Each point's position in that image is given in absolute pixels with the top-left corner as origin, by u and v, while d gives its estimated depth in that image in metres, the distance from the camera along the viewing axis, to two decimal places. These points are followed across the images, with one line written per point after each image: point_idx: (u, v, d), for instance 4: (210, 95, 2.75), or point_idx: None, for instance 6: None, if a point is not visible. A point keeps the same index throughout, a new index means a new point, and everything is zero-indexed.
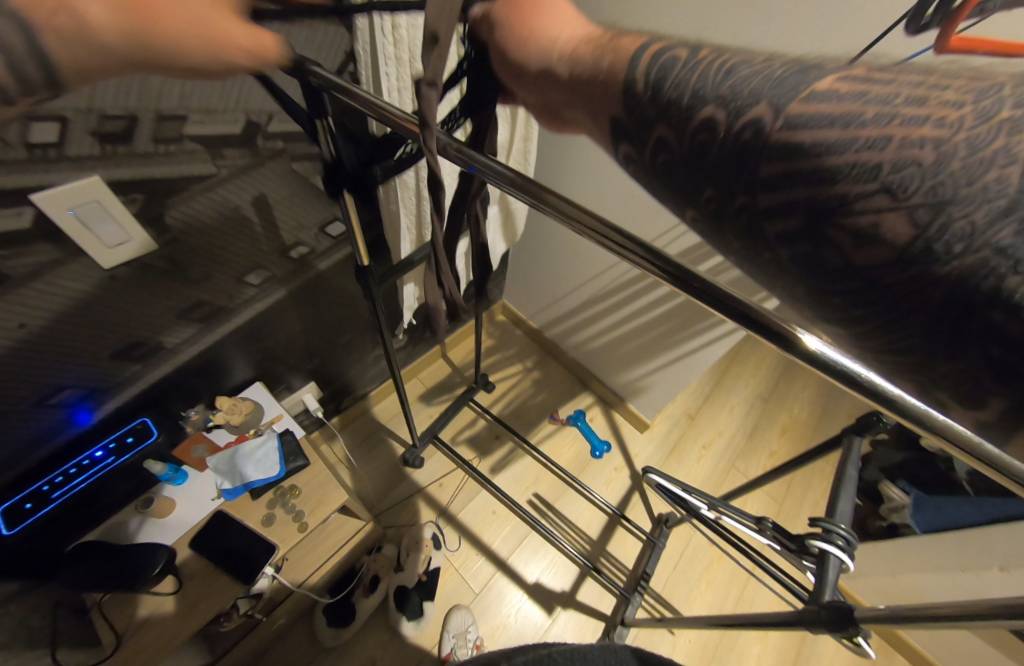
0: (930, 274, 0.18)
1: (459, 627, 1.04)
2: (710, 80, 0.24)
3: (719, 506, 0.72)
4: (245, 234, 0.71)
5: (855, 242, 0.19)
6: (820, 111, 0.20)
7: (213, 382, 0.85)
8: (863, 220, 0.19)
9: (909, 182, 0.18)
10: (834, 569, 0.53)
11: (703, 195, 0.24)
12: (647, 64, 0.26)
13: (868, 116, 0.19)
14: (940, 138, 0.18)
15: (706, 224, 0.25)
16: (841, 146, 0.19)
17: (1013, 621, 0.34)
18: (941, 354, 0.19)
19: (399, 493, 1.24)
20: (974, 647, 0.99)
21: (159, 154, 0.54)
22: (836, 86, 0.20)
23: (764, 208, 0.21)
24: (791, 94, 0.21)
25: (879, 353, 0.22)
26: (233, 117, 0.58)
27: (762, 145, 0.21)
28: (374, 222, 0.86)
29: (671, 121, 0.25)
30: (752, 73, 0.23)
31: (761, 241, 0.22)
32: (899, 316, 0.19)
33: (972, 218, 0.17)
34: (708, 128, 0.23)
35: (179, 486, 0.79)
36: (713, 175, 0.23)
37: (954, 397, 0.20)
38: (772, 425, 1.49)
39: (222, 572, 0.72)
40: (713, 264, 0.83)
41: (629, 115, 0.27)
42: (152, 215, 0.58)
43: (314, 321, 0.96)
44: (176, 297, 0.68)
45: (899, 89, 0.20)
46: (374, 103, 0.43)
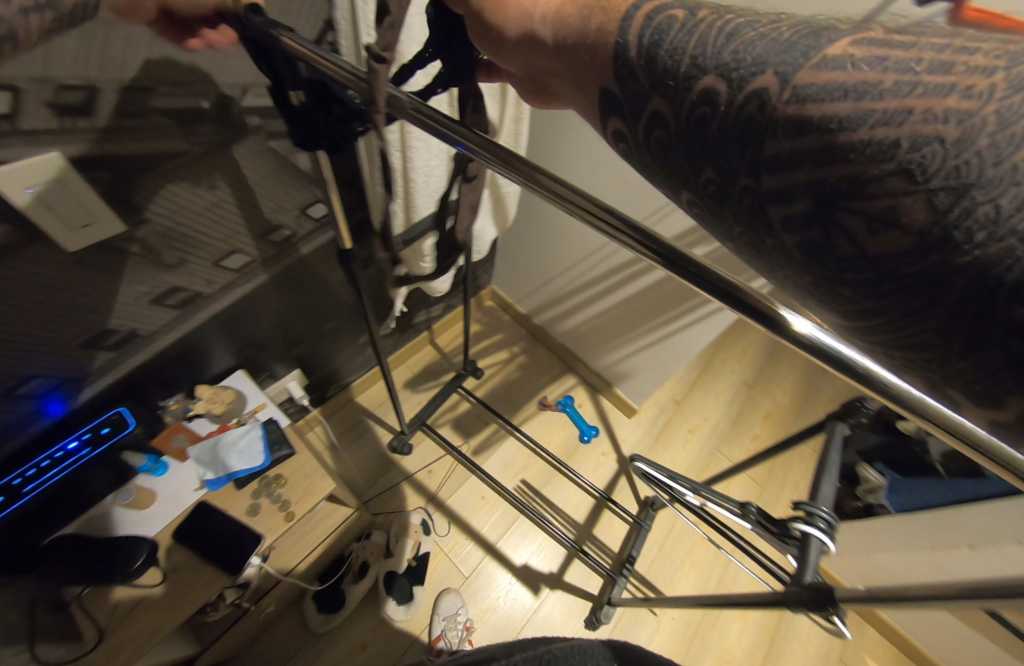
0: (950, 264, 0.17)
1: (449, 610, 1.06)
2: (711, 43, 0.22)
3: (702, 492, 0.73)
4: (222, 216, 0.67)
5: (868, 229, 0.18)
6: (833, 81, 0.19)
7: (193, 370, 0.83)
8: (877, 204, 0.18)
9: (931, 161, 0.17)
10: (815, 551, 0.53)
11: (702, 178, 0.23)
12: (640, 26, 0.25)
13: (886, 85, 0.18)
14: (966, 113, 0.17)
15: (702, 209, 0.24)
16: (856, 121, 0.18)
17: (980, 602, 0.36)
18: (956, 351, 0.18)
19: (386, 481, 1.23)
20: (943, 620, 1.04)
21: (125, 129, 0.50)
22: (851, 50, 0.19)
23: (768, 192, 0.20)
24: (801, 61, 0.20)
25: (888, 346, 0.20)
26: (205, 90, 0.55)
27: (768, 119, 0.20)
28: (358, 205, 0.83)
29: (667, 93, 0.24)
30: (756, 36, 0.22)
31: (764, 227, 0.21)
32: (913, 310, 0.18)
33: (997, 202, 0.16)
34: (708, 100, 0.22)
35: (159, 477, 0.77)
36: (714, 155, 0.22)
37: (969, 396, 0.19)
38: (756, 409, 1.52)
39: (207, 564, 0.71)
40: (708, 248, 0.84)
41: (623, 89, 0.25)
42: (119, 194, 0.54)
43: (297, 307, 0.93)
44: (149, 281, 0.65)
45: (922, 54, 0.19)
46: (342, 70, 0.42)
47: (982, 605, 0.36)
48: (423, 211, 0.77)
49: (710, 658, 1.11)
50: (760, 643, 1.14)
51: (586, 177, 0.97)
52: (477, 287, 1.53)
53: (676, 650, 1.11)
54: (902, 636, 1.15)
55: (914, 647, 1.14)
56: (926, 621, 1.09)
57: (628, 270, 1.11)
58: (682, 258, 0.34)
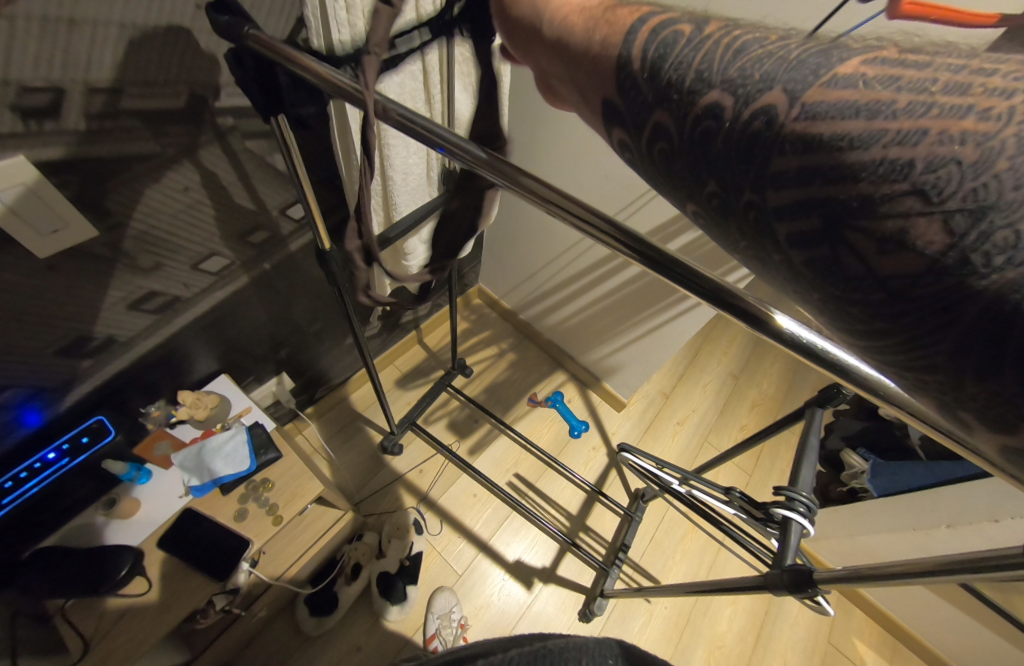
0: (963, 289, 0.15)
1: (443, 608, 1.06)
2: (716, 58, 0.22)
3: (689, 479, 0.73)
4: (199, 219, 0.67)
5: (879, 249, 0.17)
6: (844, 100, 0.18)
7: (175, 375, 0.82)
8: (888, 224, 0.16)
9: (944, 184, 0.15)
10: (795, 535, 0.55)
11: (706, 190, 0.22)
12: (645, 41, 0.24)
13: (900, 106, 0.17)
14: (988, 135, 0.15)
15: (709, 221, 0.23)
16: (868, 140, 0.17)
17: (954, 576, 0.37)
18: (969, 375, 0.16)
19: (377, 482, 1.23)
20: (924, 598, 1.07)
21: (93, 131, 0.49)
22: (864, 70, 0.18)
23: (774, 207, 0.19)
24: (810, 80, 0.19)
25: (898, 368, 0.18)
26: (177, 91, 0.54)
27: (775, 137, 0.19)
28: (339, 204, 0.82)
29: (671, 106, 0.23)
30: (765, 54, 0.21)
31: (770, 242, 0.20)
32: (925, 333, 0.16)
33: (1017, 227, 0.14)
34: (713, 116, 0.21)
35: (144, 485, 0.76)
36: (719, 170, 0.21)
37: (980, 419, 0.17)
38: (742, 400, 1.54)
39: (194, 571, 0.70)
40: (684, 240, 0.84)
41: (628, 103, 0.25)
42: (90, 198, 0.53)
43: (280, 309, 0.92)
44: (125, 286, 0.64)
45: (938, 73, 0.17)
46: (329, 77, 0.42)
47: (959, 582, 0.37)
48: (403, 209, 0.78)
49: (702, 644, 1.13)
50: (750, 628, 1.16)
51: (566, 171, 0.97)
52: (465, 284, 1.53)
53: (669, 638, 1.13)
54: (887, 616, 1.18)
55: (899, 626, 1.17)
56: (908, 600, 1.12)
57: (611, 263, 1.11)
58: (659, 255, 0.34)
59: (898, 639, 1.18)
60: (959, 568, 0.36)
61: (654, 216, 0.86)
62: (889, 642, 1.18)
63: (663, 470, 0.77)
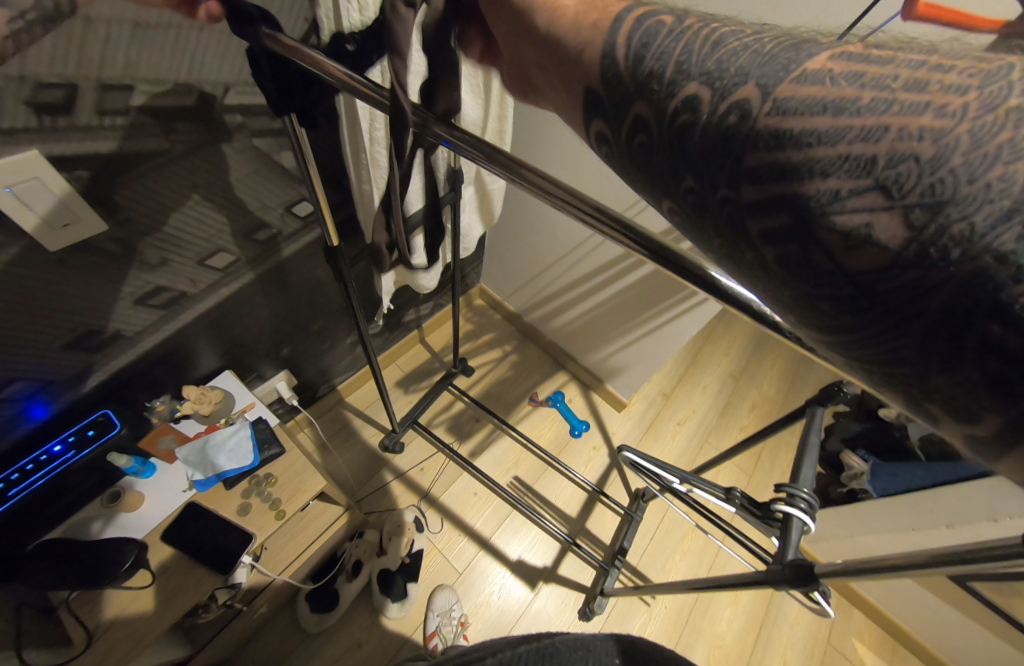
0: (922, 281, 0.15)
1: (443, 606, 1.06)
2: (695, 50, 0.22)
3: (690, 479, 0.73)
4: (206, 216, 0.67)
5: (845, 244, 0.17)
6: (814, 95, 0.18)
7: (180, 371, 0.82)
8: (852, 219, 0.17)
9: (904, 178, 0.16)
10: (797, 530, 0.55)
11: (682, 187, 0.22)
12: (630, 29, 0.24)
13: (864, 102, 0.17)
14: (943, 132, 0.16)
15: (684, 218, 0.23)
16: (833, 137, 0.17)
17: (948, 567, 0.38)
18: (934, 368, 0.16)
19: (379, 479, 1.23)
20: (923, 598, 1.08)
21: (104, 128, 0.50)
22: (831, 66, 0.19)
23: (748, 204, 0.19)
24: (781, 75, 0.19)
25: (865, 363, 0.19)
26: (186, 89, 0.54)
27: (748, 131, 0.19)
28: (343, 204, 0.83)
29: (650, 97, 0.23)
30: (740, 47, 0.21)
31: (745, 240, 0.20)
32: (891, 327, 0.16)
33: (970, 220, 0.15)
34: (690, 108, 0.21)
35: (148, 479, 0.76)
36: (693, 163, 0.21)
37: (946, 412, 0.17)
38: (743, 401, 1.54)
39: (197, 565, 0.70)
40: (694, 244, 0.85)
41: (608, 91, 0.25)
42: (99, 194, 0.54)
43: (283, 306, 0.93)
44: (132, 282, 0.64)
45: (898, 70, 0.18)
46: (343, 79, 0.43)
47: (948, 572, 0.37)
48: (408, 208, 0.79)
49: (702, 643, 1.13)
50: (750, 628, 1.16)
51: (570, 173, 0.98)
52: (467, 285, 1.54)
53: (670, 637, 1.13)
54: (886, 616, 1.18)
55: (898, 627, 1.17)
56: (907, 601, 1.12)
57: (613, 266, 1.13)
58: (666, 252, 0.35)
59: (897, 641, 1.18)
60: (956, 558, 0.37)
61: (656, 220, 0.88)
62: (888, 643, 1.18)
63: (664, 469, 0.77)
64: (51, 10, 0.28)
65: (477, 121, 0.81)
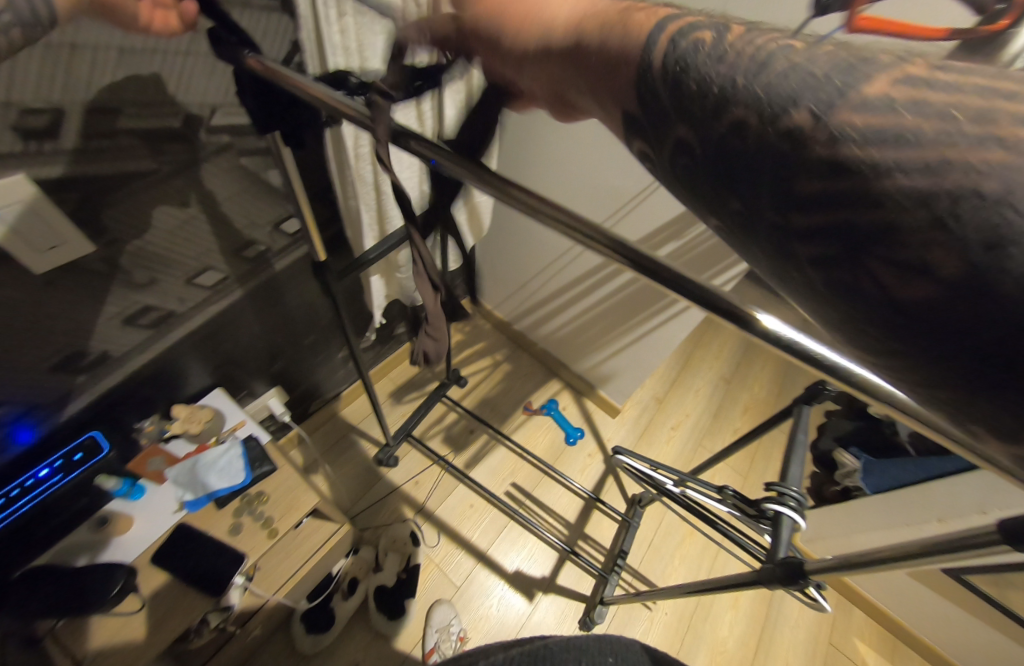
0: (996, 324, 0.13)
1: (441, 622, 1.05)
2: (744, 67, 0.18)
3: (684, 480, 0.73)
4: (194, 234, 0.68)
5: (895, 276, 0.15)
6: (880, 123, 0.15)
7: (170, 389, 0.81)
8: (908, 252, 0.14)
9: (965, 220, 0.13)
10: (788, 529, 0.55)
11: (728, 205, 0.19)
12: (666, 47, 0.20)
13: (928, 131, 0.14)
14: (1021, 168, 0.13)
15: (726, 236, 0.20)
16: (895, 167, 0.14)
17: (938, 557, 0.38)
18: (988, 395, 0.14)
19: (374, 494, 1.22)
20: (922, 595, 1.08)
21: (91, 151, 0.51)
22: (892, 91, 0.15)
23: (795, 228, 0.17)
24: (836, 100, 0.16)
25: (920, 390, 0.17)
26: (173, 110, 0.55)
27: (797, 154, 0.16)
28: (331, 219, 0.84)
29: (694, 119, 0.19)
30: (792, 68, 0.17)
31: (786, 260, 0.18)
32: (946, 357, 0.15)
33: None
34: (735, 131, 0.18)
35: (136, 501, 0.75)
36: (735, 181, 0.18)
37: (994, 433, 0.16)
38: (735, 404, 1.56)
39: (188, 587, 0.69)
40: (673, 247, 0.88)
41: (646, 111, 0.21)
42: (86, 216, 0.54)
43: (274, 322, 0.92)
44: (120, 301, 0.64)
45: (992, 100, 0.14)
46: (344, 104, 0.43)
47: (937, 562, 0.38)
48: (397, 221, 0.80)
49: (704, 649, 1.12)
50: (751, 631, 1.16)
51: (559, 177, 0.98)
52: (457, 296, 1.54)
53: (670, 644, 1.12)
54: (887, 615, 1.18)
55: (899, 625, 1.17)
56: (906, 598, 1.12)
57: (602, 271, 1.14)
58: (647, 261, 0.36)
59: (899, 639, 1.18)
60: (941, 546, 0.38)
61: (650, 217, 0.88)
62: (890, 642, 1.18)
63: (658, 471, 0.77)
64: (27, 15, 0.29)
65: None
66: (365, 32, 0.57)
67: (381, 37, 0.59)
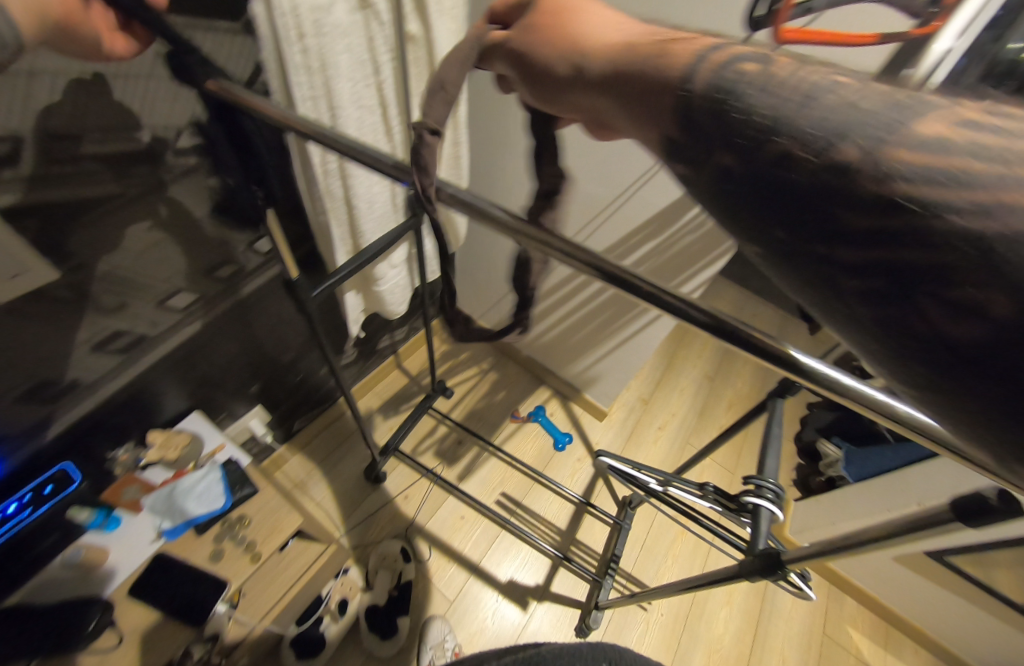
0: None
1: (436, 638, 1.02)
2: (787, 98, 0.17)
3: (667, 479, 0.74)
4: (164, 256, 0.67)
5: (953, 320, 0.13)
6: (933, 162, 0.14)
7: (145, 416, 0.79)
8: (970, 296, 0.12)
9: None
10: (766, 521, 0.57)
11: (766, 234, 0.17)
12: (713, 70, 0.19)
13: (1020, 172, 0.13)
14: None
15: (768, 267, 0.18)
16: (955, 205, 0.13)
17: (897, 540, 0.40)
18: None
19: (363, 511, 1.19)
20: (909, 579, 1.10)
21: (53, 177, 0.50)
22: (946, 131, 0.14)
23: (840, 263, 0.15)
24: (886, 136, 0.15)
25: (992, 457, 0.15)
26: (138, 134, 0.55)
27: (844, 186, 0.15)
28: (304, 237, 0.84)
29: (738, 146, 0.18)
30: (837, 101, 0.16)
31: (831, 295, 0.16)
32: None
33: None
34: (776, 156, 0.16)
35: (112, 532, 0.72)
36: (779, 208, 0.17)
37: None
38: (719, 401, 1.58)
39: (169, 618, 0.67)
40: (638, 256, 0.94)
41: (688, 132, 0.20)
42: (50, 243, 0.53)
43: (251, 341, 0.91)
44: (89, 328, 0.63)
45: None
46: (335, 137, 0.44)
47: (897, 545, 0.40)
48: (371, 236, 0.81)
49: (701, 648, 1.12)
50: (746, 627, 1.16)
51: (536, 186, 1.00)
52: (439, 308, 1.54)
53: (667, 646, 1.12)
54: (879, 602, 1.19)
55: (890, 611, 1.18)
56: (894, 584, 1.14)
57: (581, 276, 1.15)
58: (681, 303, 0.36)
59: (890, 624, 1.20)
60: (900, 529, 0.39)
61: (631, 218, 0.90)
62: (881, 628, 1.20)
63: (641, 471, 0.78)
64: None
65: None
66: (328, 51, 0.58)
67: (343, 56, 0.60)
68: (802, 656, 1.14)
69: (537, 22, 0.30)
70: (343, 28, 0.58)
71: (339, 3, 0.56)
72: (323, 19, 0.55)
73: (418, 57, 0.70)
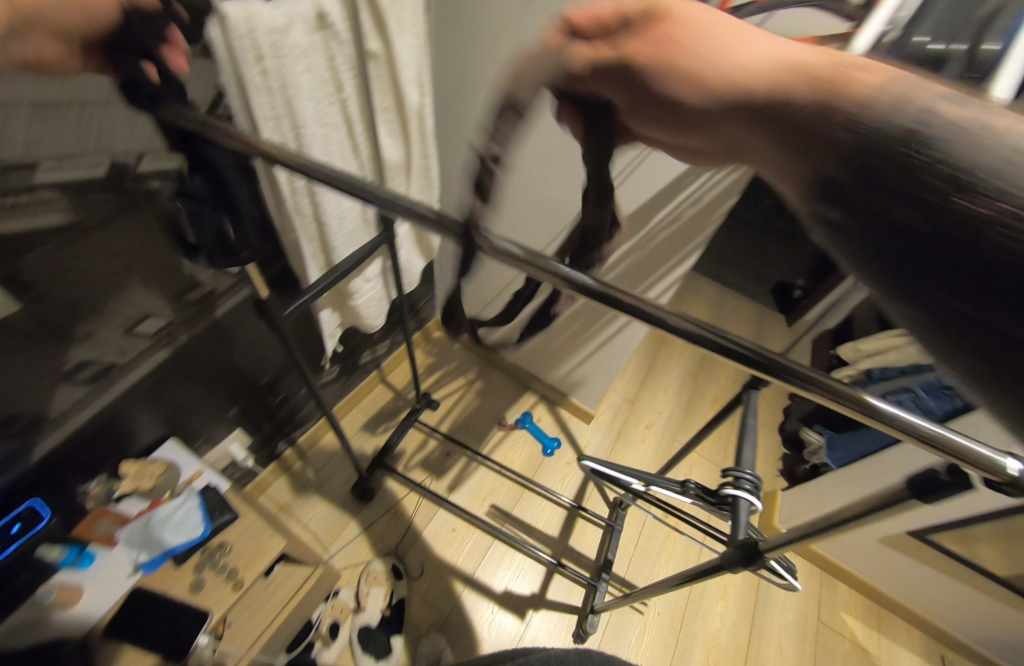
0: None
1: (430, 655, 1.01)
2: (975, 147, 0.17)
3: (647, 478, 0.74)
4: (130, 282, 0.66)
5: None
6: None
7: (118, 448, 0.77)
8: None
9: None
10: (745, 512, 0.57)
11: (930, 296, 0.18)
12: (915, 116, 0.18)
13: None
14: None
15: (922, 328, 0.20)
16: None
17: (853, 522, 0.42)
18: None
19: (351, 531, 1.17)
20: (896, 562, 1.12)
21: (8, 207, 0.49)
22: None
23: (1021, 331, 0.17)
24: None
25: None
26: (96, 160, 0.55)
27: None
28: (275, 256, 0.83)
29: (920, 205, 0.18)
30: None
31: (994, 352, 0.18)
32: None
33: None
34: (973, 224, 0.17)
35: (85, 570, 0.69)
36: (944, 276, 0.18)
37: None
38: (703, 397, 1.60)
39: (149, 655, 0.65)
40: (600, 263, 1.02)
41: (860, 185, 0.19)
42: (7, 274, 0.52)
43: (227, 364, 0.90)
44: (54, 359, 0.62)
45: None
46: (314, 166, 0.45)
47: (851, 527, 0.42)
48: (343, 252, 0.81)
49: (699, 645, 1.12)
50: (743, 620, 1.16)
51: (512, 194, 1.05)
52: (420, 320, 1.54)
53: (666, 645, 1.11)
54: (869, 586, 1.21)
55: (881, 594, 1.20)
56: (884, 568, 1.15)
57: None
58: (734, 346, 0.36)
59: (881, 606, 1.22)
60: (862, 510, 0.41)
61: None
62: (873, 611, 1.22)
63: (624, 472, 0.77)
64: None
65: (402, 162, 0.86)
66: (288, 72, 0.58)
67: (304, 76, 0.61)
68: (799, 646, 1.15)
69: (644, 27, 0.24)
70: (302, 48, 0.59)
71: (297, 24, 0.57)
72: (281, 41, 0.56)
73: (381, 73, 0.71)
